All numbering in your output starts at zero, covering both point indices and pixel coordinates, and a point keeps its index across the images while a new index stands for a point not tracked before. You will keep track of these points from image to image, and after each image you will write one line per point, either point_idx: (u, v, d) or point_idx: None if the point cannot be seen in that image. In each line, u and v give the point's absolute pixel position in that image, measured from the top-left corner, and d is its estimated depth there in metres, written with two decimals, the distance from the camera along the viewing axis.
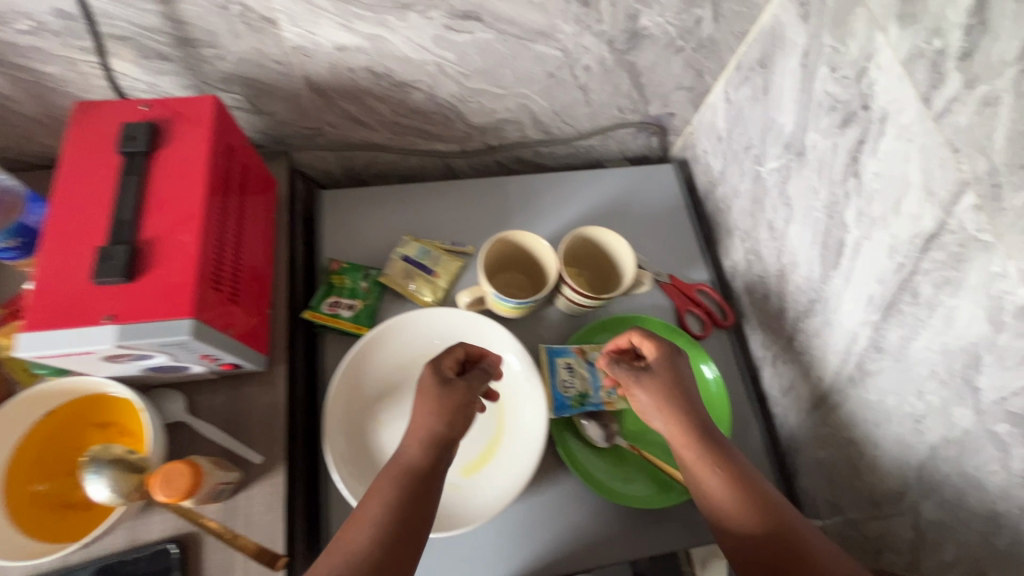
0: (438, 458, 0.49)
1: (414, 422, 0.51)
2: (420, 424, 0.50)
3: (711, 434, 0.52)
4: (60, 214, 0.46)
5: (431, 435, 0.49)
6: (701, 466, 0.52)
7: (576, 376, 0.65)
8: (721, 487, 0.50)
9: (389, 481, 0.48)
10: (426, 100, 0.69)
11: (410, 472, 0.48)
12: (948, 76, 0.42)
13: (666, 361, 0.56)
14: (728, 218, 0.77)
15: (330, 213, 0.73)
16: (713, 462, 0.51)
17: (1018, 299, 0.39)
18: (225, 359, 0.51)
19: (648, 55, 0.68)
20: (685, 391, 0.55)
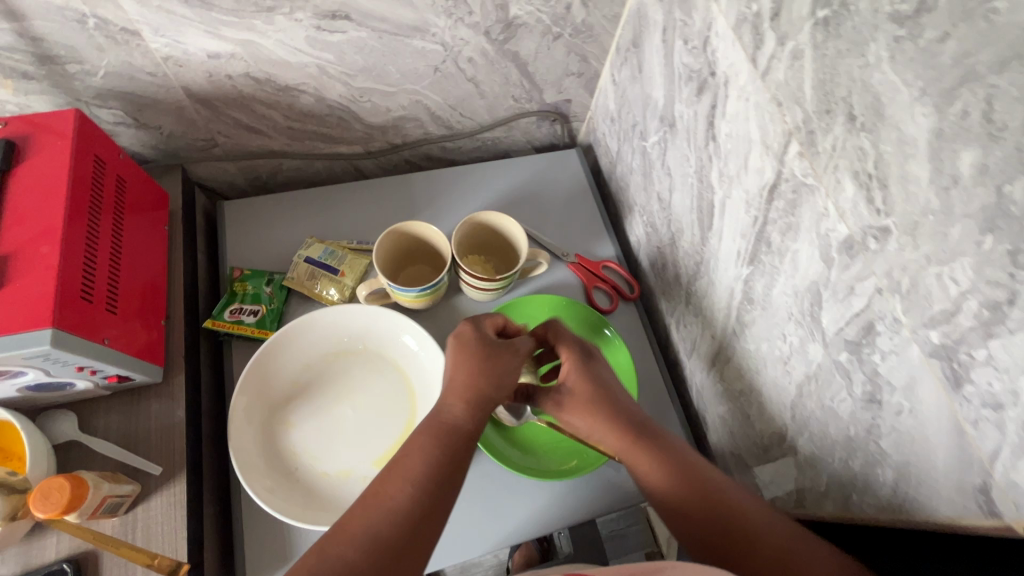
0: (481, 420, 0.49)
1: (458, 380, 0.50)
2: (465, 382, 0.50)
3: (642, 431, 0.52)
4: (34, 175, 0.49)
5: (479, 397, 0.49)
6: (637, 461, 0.51)
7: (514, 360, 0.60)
8: (663, 470, 0.50)
9: (438, 437, 0.46)
10: (316, 102, 0.70)
11: (459, 430, 0.47)
12: (766, 36, 0.45)
13: (575, 365, 0.56)
14: (629, 195, 0.79)
15: (236, 224, 0.74)
16: (649, 453, 0.51)
17: (839, 234, 0.41)
18: (108, 372, 0.51)
19: (528, 44, 0.70)
20: (604, 392, 0.55)
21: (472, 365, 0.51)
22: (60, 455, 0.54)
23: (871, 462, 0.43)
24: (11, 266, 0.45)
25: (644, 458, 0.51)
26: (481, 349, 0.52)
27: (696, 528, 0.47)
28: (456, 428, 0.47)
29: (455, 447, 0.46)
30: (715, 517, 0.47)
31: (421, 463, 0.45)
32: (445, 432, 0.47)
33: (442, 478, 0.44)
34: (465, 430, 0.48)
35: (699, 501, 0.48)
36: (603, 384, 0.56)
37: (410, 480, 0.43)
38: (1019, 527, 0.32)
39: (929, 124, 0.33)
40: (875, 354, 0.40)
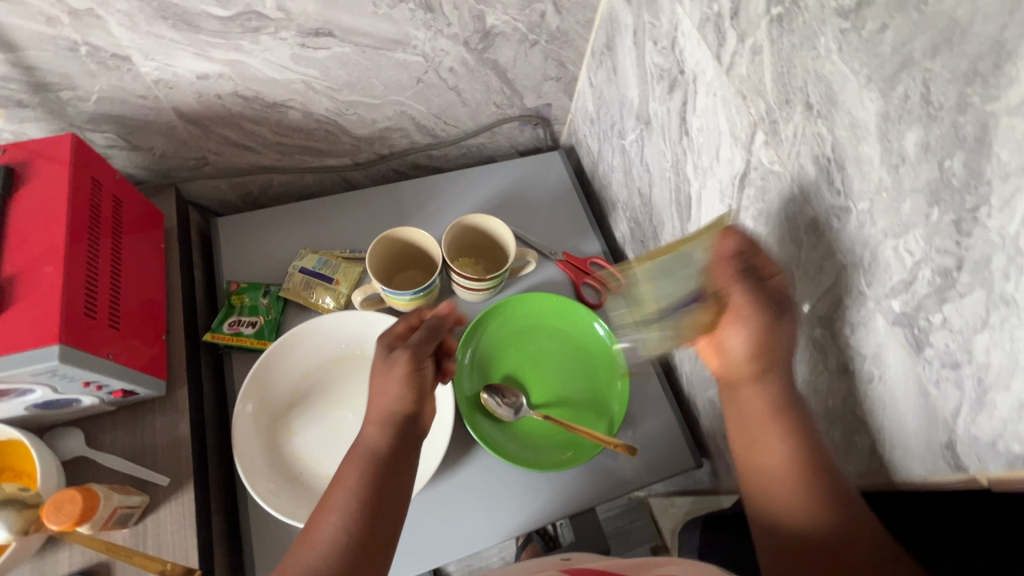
0: (398, 437, 0.51)
1: (374, 404, 0.52)
2: (379, 406, 0.52)
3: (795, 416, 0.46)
4: (34, 198, 0.50)
5: (387, 416, 0.51)
6: (770, 440, 0.46)
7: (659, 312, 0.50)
8: (793, 458, 0.44)
9: (354, 466, 0.49)
10: (303, 117, 0.72)
11: (374, 454, 0.50)
12: (728, 33, 0.48)
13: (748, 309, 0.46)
14: (611, 192, 0.82)
15: (230, 239, 0.76)
16: (787, 437, 0.45)
17: (806, 216, 0.44)
18: (113, 386, 0.52)
19: (507, 52, 0.73)
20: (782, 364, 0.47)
21: (382, 384, 0.52)
22: (69, 471, 0.55)
23: (850, 431, 0.45)
24: (15, 286, 0.46)
25: (774, 435, 0.46)
26: (383, 365, 0.53)
27: (795, 518, 0.43)
28: (373, 454, 0.50)
29: (381, 470, 0.49)
30: (828, 515, 0.41)
31: (345, 494, 0.47)
32: (367, 458, 0.49)
33: (370, 504, 0.47)
34: (387, 451, 0.50)
35: (818, 495, 0.42)
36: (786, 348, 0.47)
37: (338, 511, 0.46)
38: (983, 478, 0.34)
39: (876, 108, 0.35)
40: (846, 327, 0.43)
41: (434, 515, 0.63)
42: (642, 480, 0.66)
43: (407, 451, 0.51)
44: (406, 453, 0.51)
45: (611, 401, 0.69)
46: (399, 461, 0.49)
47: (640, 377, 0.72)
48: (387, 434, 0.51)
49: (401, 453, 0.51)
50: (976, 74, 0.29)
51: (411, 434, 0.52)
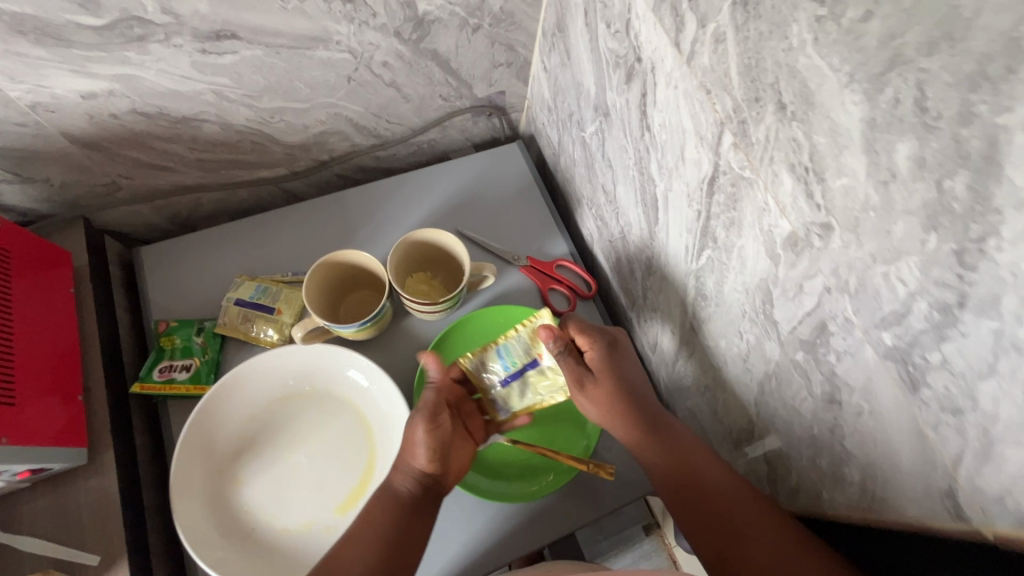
0: (424, 489, 0.53)
1: (410, 452, 0.54)
2: (414, 455, 0.53)
3: (651, 426, 0.55)
4: None
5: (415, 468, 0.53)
6: (642, 454, 0.55)
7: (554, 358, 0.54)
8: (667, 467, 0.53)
9: (381, 508, 0.52)
10: (222, 130, 0.64)
11: (400, 501, 0.52)
12: (686, 17, 0.41)
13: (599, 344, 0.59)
14: (575, 187, 0.76)
15: (158, 271, 0.68)
16: (652, 448, 0.54)
17: (782, 231, 0.39)
18: (14, 468, 0.46)
19: (446, 40, 0.65)
20: (625, 384, 0.58)
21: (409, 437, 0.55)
22: None
23: (838, 462, 0.41)
24: None
25: (647, 452, 0.54)
26: (417, 417, 0.54)
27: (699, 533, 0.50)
28: (404, 499, 0.52)
29: (403, 517, 0.51)
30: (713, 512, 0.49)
31: (374, 534, 0.50)
32: (391, 503, 0.52)
33: (391, 547, 0.49)
34: (410, 502, 0.52)
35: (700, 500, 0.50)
36: (623, 372, 0.58)
37: (364, 546, 0.49)
38: (989, 532, 0.30)
39: (861, 114, 0.30)
40: (830, 354, 0.38)
41: None
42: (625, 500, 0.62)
43: (428, 507, 0.53)
44: (429, 510, 0.53)
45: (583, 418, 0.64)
46: (420, 513, 0.52)
47: None
48: (413, 486, 0.53)
49: (424, 505, 0.53)
50: (983, 78, 0.23)
51: (435, 492, 0.54)
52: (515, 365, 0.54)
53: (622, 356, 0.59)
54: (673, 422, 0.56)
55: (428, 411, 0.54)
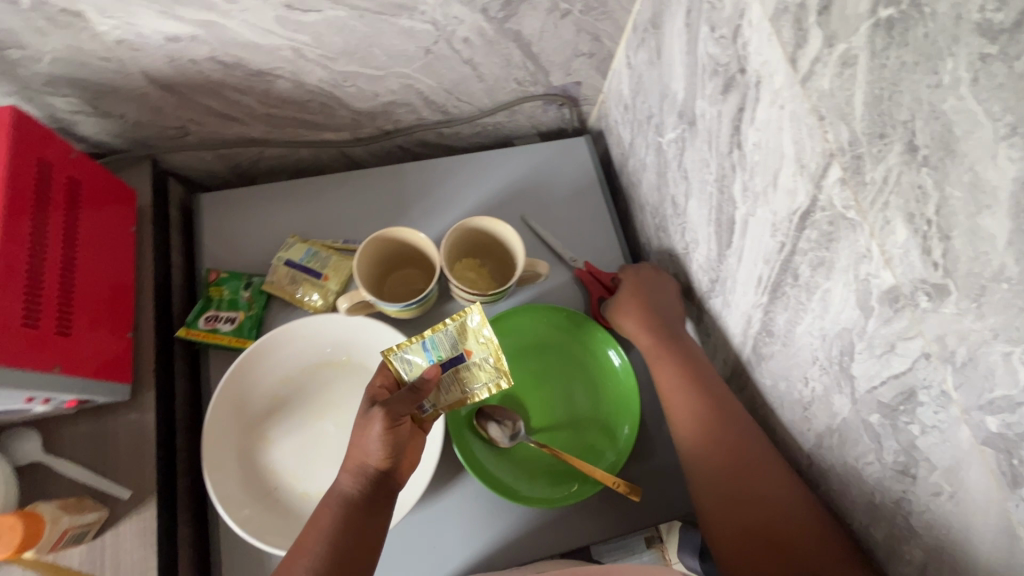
0: (370, 489, 0.50)
1: (351, 454, 0.51)
2: (354, 458, 0.51)
3: (679, 351, 0.57)
4: None
5: (357, 466, 0.51)
6: (663, 379, 0.57)
7: (482, 351, 0.51)
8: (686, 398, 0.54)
9: (327, 510, 0.49)
10: (294, 88, 0.63)
11: (344, 502, 0.50)
12: (809, 33, 0.38)
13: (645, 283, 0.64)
14: (640, 192, 0.72)
15: (214, 220, 0.69)
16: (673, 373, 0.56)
17: (883, 283, 0.35)
18: (63, 397, 0.47)
19: (532, 22, 0.62)
20: (654, 305, 0.60)
21: (358, 435, 0.51)
22: (22, 478, 0.50)
23: (897, 535, 0.39)
24: None
25: (667, 379, 0.56)
26: (359, 420, 0.51)
27: (711, 467, 0.51)
28: (348, 503, 0.50)
29: (352, 518, 0.49)
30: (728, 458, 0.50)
31: (319, 537, 0.48)
32: (338, 504, 0.50)
33: (340, 550, 0.47)
34: (359, 502, 0.50)
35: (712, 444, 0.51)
36: (653, 297, 0.61)
37: (310, 553, 0.47)
38: None
39: (1015, 173, 0.26)
40: (913, 424, 0.35)
41: (416, 541, 0.58)
42: (650, 523, 0.60)
43: (378, 505, 0.51)
44: (380, 509, 0.51)
45: (615, 434, 0.62)
46: (368, 511, 0.50)
47: (653, 407, 0.65)
48: (356, 484, 0.50)
49: (373, 504, 0.50)
50: None
51: (385, 490, 0.51)
52: (442, 360, 0.52)
53: (655, 286, 0.62)
54: (700, 352, 0.58)
55: (393, 411, 0.50)
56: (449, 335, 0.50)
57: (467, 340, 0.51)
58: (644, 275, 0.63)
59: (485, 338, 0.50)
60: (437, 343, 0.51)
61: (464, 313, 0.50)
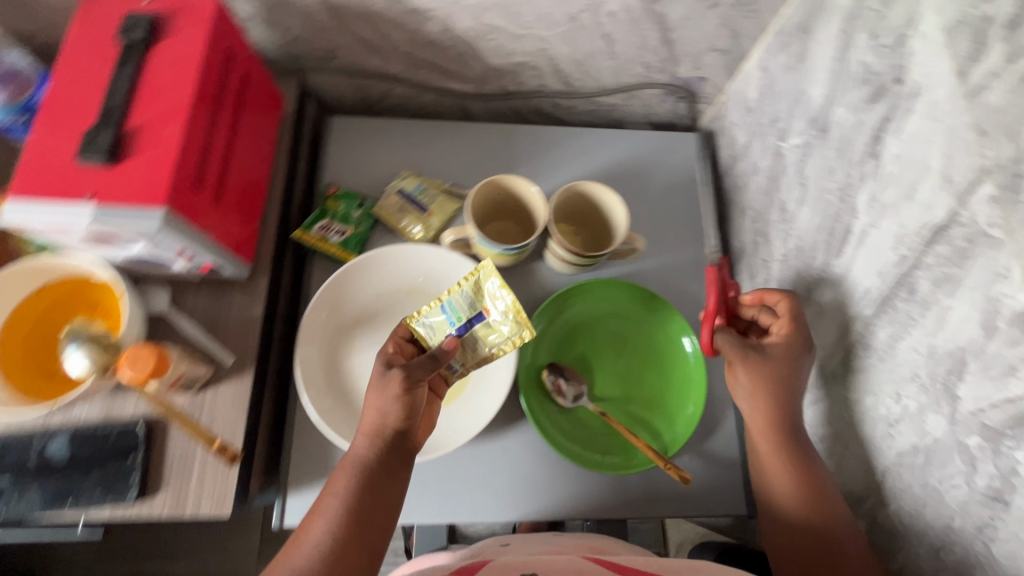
0: (385, 451, 0.51)
1: (367, 414, 0.52)
2: (370, 416, 0.52)
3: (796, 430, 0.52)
4: (163, 53, 0.49)
5: (376, 427, 0.51)
6: (772, 458, 0.53)
7: (499, 308, 0.51)
8: (792, 470, 0.51)
9: (344, 474, 0.50)
10: (441, 32, 0.67)
11: (362, 465, 0.50)
12: (989, 47, 0.37)
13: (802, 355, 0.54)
14: (743, 196, 0.73)
15: (339, 141, 0.74)
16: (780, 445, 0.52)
17: (1017, 304, 0.35)
18: (204, 258, 0.52)
19: (680, 7, 0.64)
20: (792, 385, 0.53)
21: (375, 398, 0.52)
22: (150, 325, 0.56)
23: (971, 561, 0.39)
24: (134, 142, 0.45)
25: (773, 454, 0.52)
26: (378, 380, 0.52)
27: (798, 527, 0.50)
28: (362, 466, 0.50)
29: (370, 481, 0.50)
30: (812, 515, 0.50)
31: (337, 501, 0.49)
32: (356, 467, 0.50)
33: (357, 513, 0.48)
34: (375, 466, 0.50)
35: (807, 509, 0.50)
36: (792, 373, 0.53)
37: (327, 517, 0.48)
38: None
39: None
40: (1018, 450, 0.35)
41: (471, 471, 0.61)
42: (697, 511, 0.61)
43: (395, 464, 0.51)
44: (396, 471, 0.51)
45: (673, 418, 0.63)
46: (387, 472, 0.51)
47: (717, 404, 0.66)
48: (371, 445, 0.51)
49: (390, 466, 0.51)
50: None
51: (404, 451, 0.52)
52: (461, 321, 0.53)
53: (802, 361, 0.52)
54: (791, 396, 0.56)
55: (413, 373, 0.51)
56: (464, 294, 0.51)
57: (483, 299, 0.51)
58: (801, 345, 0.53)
59: (500, 295, 0.50)
60: (452, 302, 0.52)
61: (476, 272, 0.50)
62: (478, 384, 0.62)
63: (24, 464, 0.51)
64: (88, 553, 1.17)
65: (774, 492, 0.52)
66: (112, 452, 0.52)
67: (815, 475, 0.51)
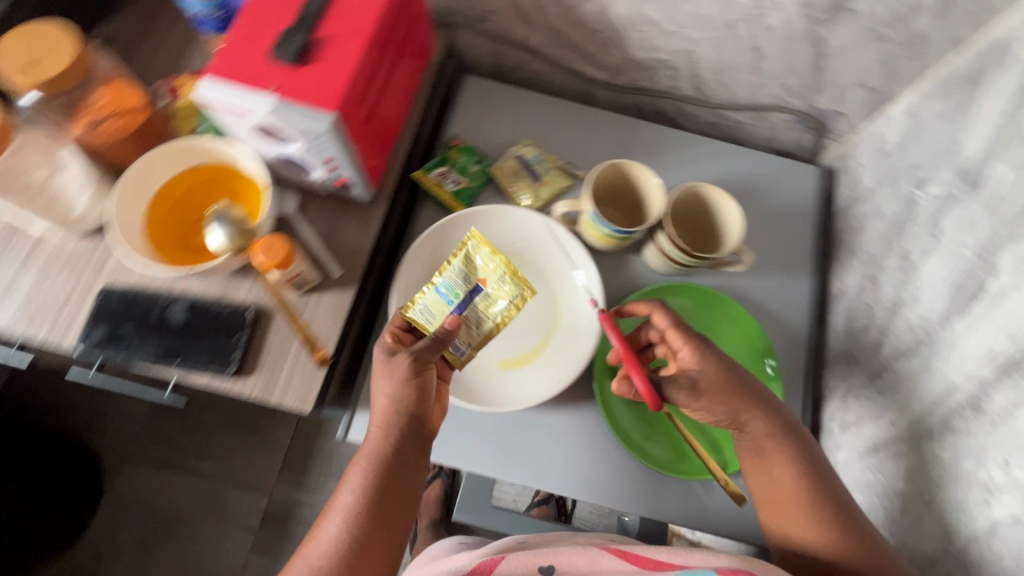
0: (395, 443, 0.51)
1: (378, 401, 0.53)
2: (381, 404, 0.52)
3: (804, 449, 0.54)
4: None
5: (386, 419, 0.51)
6: (788, 486, 0.52)
7: (493, 277, 0.56)
8: (809, 495, 0.51)
9: (354, 471, 0.50)
10: (595, 14, 0.69)
11: (374, 460, 0.50)
12: None
13: (702, 348, 0.55)
14: (856, 238, 0.71)
15: (469, 99, 0.77)
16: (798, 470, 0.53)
17: None
18: (344, 172, 0.56)
19: (843, 34, 0.63)
20: (738, 383, 0.54)
21: (385, 386, 0.52)
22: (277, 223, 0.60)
23: None
24: (318, 50, 0.49)
25: (777, 472, 0.53)
26: (385, 364, 0.53)
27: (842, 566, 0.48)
28: (371, 458, 0.50)
29: (383, 477, 0.50)
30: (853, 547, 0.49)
31: (349, 497, 0.49)
32: (367, 461, 0.50)
33: (373, 509, 0.49)
34: (388, 459, 0.50)
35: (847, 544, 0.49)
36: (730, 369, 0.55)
37: (338, 516, 0.48)
38: None
39: None
40: None
41: (531, 436, 0.62)
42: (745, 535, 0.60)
43: (412, 450, 0.52)
44: (411, 457, 0.52)
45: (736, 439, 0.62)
46: (397, 463, 0.51)
47: None
48: (381, 434, 0.51)
49: (405, 454, 0.51)
50: None
51: (419, 438, 0.52)
52: (459, 299, 0.56)
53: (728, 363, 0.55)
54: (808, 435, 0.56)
55: (421, 356, 0.53)
56: (459, 268, 0.55)
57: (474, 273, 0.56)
58: (704, 345, 0.55)
59: (490, 264, 0.56)
60: (443, 279, 0.56)
61: (464, 247, 0.56)
62: (553, 355, 0.63)
63: (146, 318, 0.56)
64: (132, 430, 1.27)
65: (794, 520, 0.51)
66: (222, 327, 0.56)
67: (834, 495, 0.52)
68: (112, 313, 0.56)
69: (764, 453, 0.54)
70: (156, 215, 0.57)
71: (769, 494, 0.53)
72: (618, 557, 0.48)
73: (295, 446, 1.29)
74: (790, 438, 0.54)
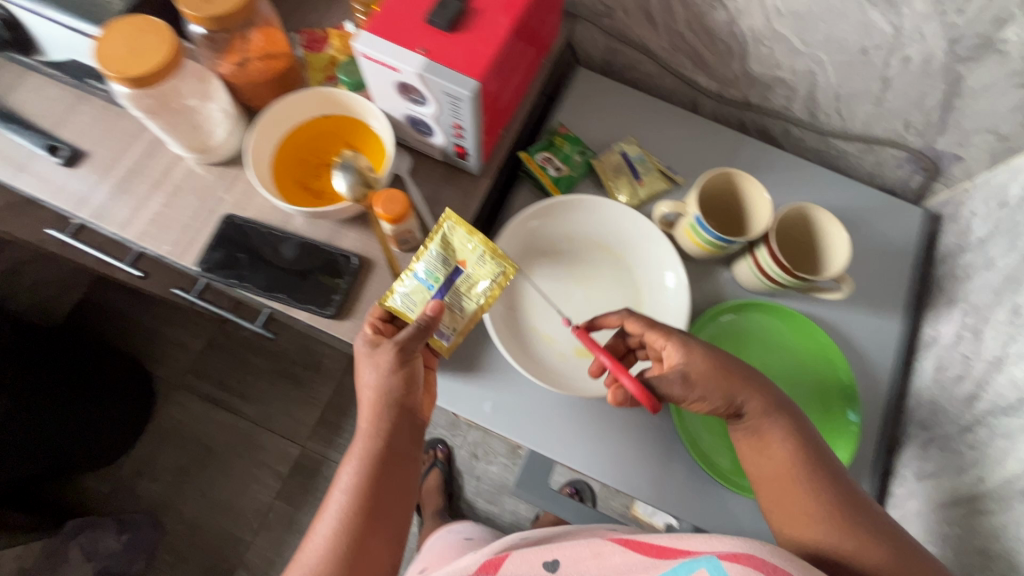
0: (383, 432, 0.53)
1: (364, 393, 0.54)
2: (368, 396, 0.53)
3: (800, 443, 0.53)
4: None
5: (373, 411, 0.53)
6: (792, 484, 0.52)
7: (473, 257, 0.56)
8: (813, 489, 0.51)
9: (346, 468, 0.52)
10: (724, 23, 0.69)
11: (365, 454, 0.52)
12: None
13: (685, 342, 0.54)
14: (957, 286, 0.68)
15: (580, 90, 0.78)
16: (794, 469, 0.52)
17: None
18: (467, 141, 0.57)
19: (983, 75, 0.60)
20: (729, 368, 0.54)
21: (372, 377, 0.53)
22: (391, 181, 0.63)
23: None
24: (470, 20, 0.51)
25: (775, 457, 0.53)
26: (371, 356, 0.53)
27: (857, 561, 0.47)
28: (361, 449, 0.52)
29: (375, 468, 0.52)
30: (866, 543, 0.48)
31: (342, 495, 0.51)
32: (356, 457, 0.52)
33: (369, 500, 0.51)
34: (377, 449, 0.52)
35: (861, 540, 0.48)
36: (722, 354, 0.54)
37: (332, 516, 0.50)
38: None
39: None
40: None
41: (600, 428, 0.62)
42: None
43: (401, 432, 0.53)
44: (401, 439, 0.53)
45: None
46: (385, 452, 0.52)
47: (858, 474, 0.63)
48: (370, 426, 0.53)
49: (394, 439, 0.53)
50: None
51: (406, 422, 0.54)
52: (439, 283, 0.57)
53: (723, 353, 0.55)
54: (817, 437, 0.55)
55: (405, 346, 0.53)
56: (437, 250, 0.56)
57: (455, 254, 0.56)
58: (688, 343, 0.54)
59: (469, 244, 0.56)
60: (419, 263, 0.56)
61: (439, 229, 0.56)
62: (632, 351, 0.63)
63: (261, 250, 0.59)
64: (186, 362, 1.33)
65: (798, 512, 0.51)
66: (327, 270, 0.59)
67: (842, 489, 0.51)
68: (231, 241, 0.59)
69: (760, 431, 0.54)
70: (284, 155, 0.61)
71: (767, 475, 0.53)
72: (623, 547, 0.45)
73: (332, 405, 1.33)
74: (781, 414, 0.54)
